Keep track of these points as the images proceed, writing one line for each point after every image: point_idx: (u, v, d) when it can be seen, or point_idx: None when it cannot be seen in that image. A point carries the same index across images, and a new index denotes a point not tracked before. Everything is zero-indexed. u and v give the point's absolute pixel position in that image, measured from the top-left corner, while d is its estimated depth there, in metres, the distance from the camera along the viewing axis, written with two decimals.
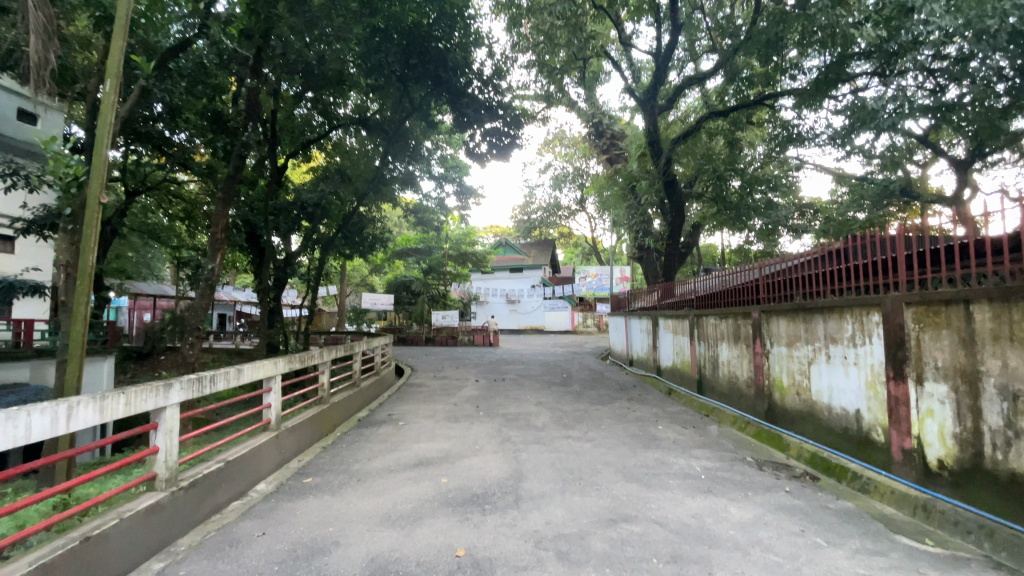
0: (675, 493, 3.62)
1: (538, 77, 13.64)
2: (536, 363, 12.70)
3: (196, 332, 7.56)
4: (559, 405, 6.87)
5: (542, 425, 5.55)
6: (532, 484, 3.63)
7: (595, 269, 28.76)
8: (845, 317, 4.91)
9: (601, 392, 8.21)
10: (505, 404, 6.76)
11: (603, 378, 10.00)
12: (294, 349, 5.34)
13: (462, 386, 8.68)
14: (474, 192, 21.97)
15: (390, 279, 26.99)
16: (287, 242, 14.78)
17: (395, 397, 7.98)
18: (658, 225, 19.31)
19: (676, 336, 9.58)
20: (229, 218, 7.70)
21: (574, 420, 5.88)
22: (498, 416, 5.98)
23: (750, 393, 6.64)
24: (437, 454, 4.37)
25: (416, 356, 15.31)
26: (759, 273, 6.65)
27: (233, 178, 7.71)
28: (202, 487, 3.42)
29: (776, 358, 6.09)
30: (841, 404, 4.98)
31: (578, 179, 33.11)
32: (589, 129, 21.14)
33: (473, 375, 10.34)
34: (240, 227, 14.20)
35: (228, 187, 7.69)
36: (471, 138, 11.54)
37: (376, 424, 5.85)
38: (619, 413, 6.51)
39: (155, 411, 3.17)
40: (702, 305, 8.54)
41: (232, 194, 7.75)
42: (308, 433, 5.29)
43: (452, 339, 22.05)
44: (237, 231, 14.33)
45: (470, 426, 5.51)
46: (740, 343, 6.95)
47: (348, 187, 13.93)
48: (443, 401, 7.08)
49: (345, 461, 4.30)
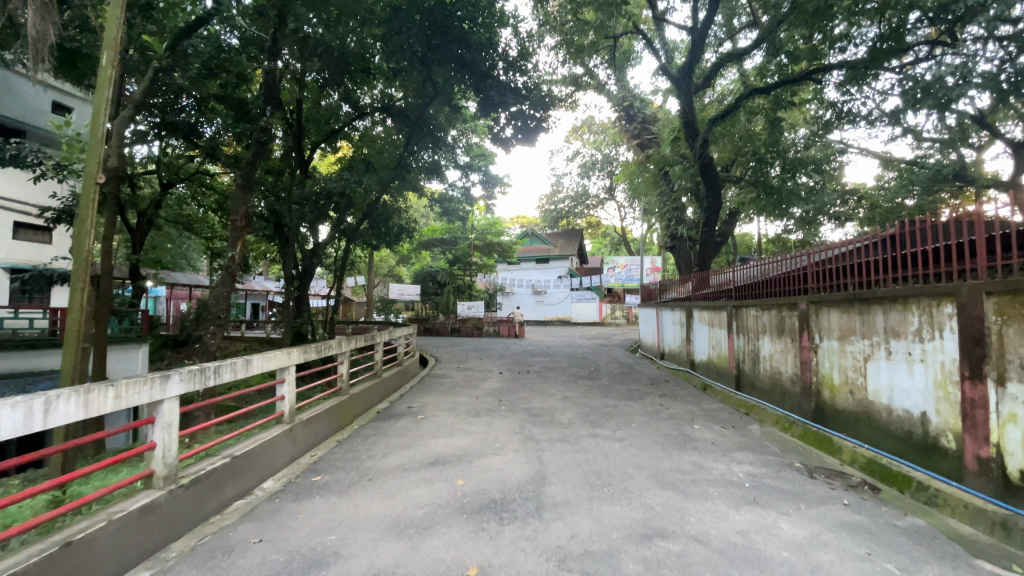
0: (717, 503, 3.23)
1: (566, 57, 13.15)
2: (563, 355, 12.35)
3: (217, 320, 7.53)
4: (587, 399, 6.51)
5: (568, 422, 5.21)
6: (556, 489, 3.30)
7: (624, 259, 28.07)
8: (910, 308, 4.38)
9: (631, 386, 7.80)
10: (529, 398, 6.44)
11: (632, 371, 9.57)
12: (310, 340, 5.15)
13: (485, 378, 8.41)
14: (500, 181, 21.62)
15: (417, 269, 27.00)
16: (314, 232, 14.80)
17: (417, 389, 7.77)
18: (691, 213, 18.61)
19: (712, 328, 9.07)
20: (250, 204, 7.65)
21: (603, 417, 5.51)
22: (521, 411, 5.67)
23: (795, 391, 6.14)
24: (455, 452, 4.08)
25: (441, 346, 15.17)
26: (806, 260, 6.11)
27: (252, 163, 7.60)
28: (205, 485, 3.23)
29: (826, 353, 5.57)
30: (902, 404, 4.47)
31: (607, 166, 32.35)
32: (620, 114, 20.43)
33: (497, 366, 10.06)
34: (267, 217, 14.27)
35: (247, 173, 7.60)
36: (497, 122, 11.16)
37: (394, 417, 5.62)
38: (650, 410, 6.10)
39: (152, 405, 2.98)
40: (741, 296, 8.01)
41: (254, 180, 7.67)
42: (325, 426, 5.10)
43: (477, 329, 21.90)
44: (264, 221, 14.40)
45: (492, 421, 5.21)
46: (784, 337, 6.44)
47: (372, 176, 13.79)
48: (465, 394, 6.81)
49: (358, 457, 4.07)
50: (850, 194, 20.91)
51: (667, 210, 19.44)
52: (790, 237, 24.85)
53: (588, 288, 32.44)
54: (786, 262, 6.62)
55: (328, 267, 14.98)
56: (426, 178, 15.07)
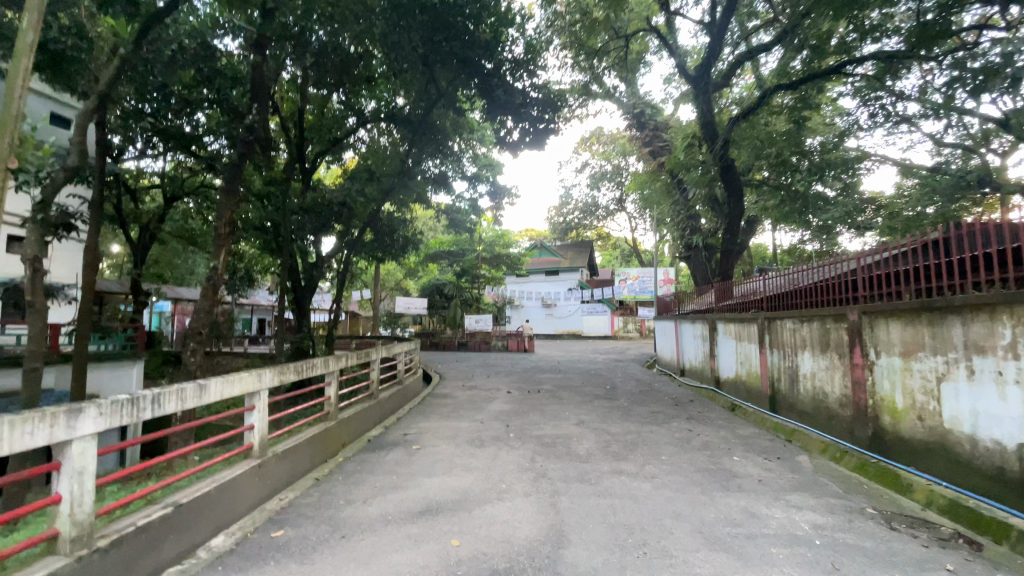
0: (787, 573, 2.48)
1: (574, 60, 12.65)
2: (575, 372, 11.60)
3: (197, 336, 6.71)
4: (607, 425, 5.76)
5: (586, 454, 4.47)
6: (577, 554, 2.57)
7: (636, 271, 27.29)
8: (999, 319, 3.63)
9: (654, 407, 7.04)
10: (541, 423, 5.70)
11: (652, 390, 8.79)
12: (291, 358, 4.53)
13: (492, 398, 7.70)
14: (508, 192, 21.10)
15: (424, 283, 26.45)
16: (318, 245, 14.30)
17: (416, 412, 7.07)
18: (707, 221, 17.91)
19: (739, 343, 8.30)
20: (235, 210, 6.98)
21: (626, 447, 4.77)
22: (531, 440, 4.95)
23: (846, 415, 5.36)
24: (452, 496, 3.37)
25: (447, 362, 14.49)
26: (855, 264, 5.37)
27: (237, 164, 6.99)
28: (131, 544, 2.56)
29: (884, 371, 4.81)
30: (990, 435, 3.70)
31: (618, 177, 31.78)
32: (630, 121, 19.91)
33: (505, 384, 9.34)
34: (267, 229, 13.79)
35: (233, 173, 7.02)
36: (504, 126, 10.60)
37: (386, 446, 4.93)
38: (680, 438, 5.33)
39: (58, 447, 2.34)
40: (775, 307, 7.25)
41: (241, 182, 7.09)
42: (305, 458, 4.41)
43: (486, 344, 21.20)
44: (265, 232, 13.92)
45: (497, 453, 4.49)
46: (830, 353, 5.67)
47: (375, 185, 13.26)
48: (469, 418, 6.09)
49: (335, 502, 3.37)
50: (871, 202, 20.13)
51: (681, 219, 18.73)
52: (807, 247, 24.04)
53: (599, 300, 31.67)
54: (828, 268, 5.89)
55: (331, 281, 14.45)
56: (432, 188, 14.60)
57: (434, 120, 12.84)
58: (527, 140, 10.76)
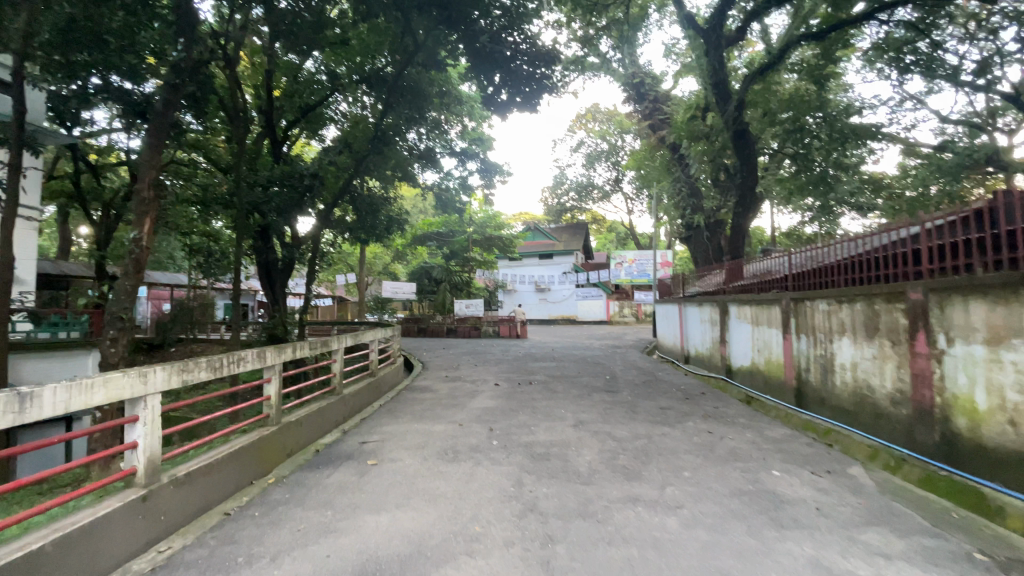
0: None
1: (570, 15, 11.48)
2: (571, 359, 10.65)
3: (118, 322, 5.67)
4: (612, 428, 4.76)
5: (587, 470, 3.50)
6: None
7: (633, 254, 26.33)
8: None
9: (663, 402, 6.07)
10: (531, 426, 4.69)
11: (656, 381, 7.85)
12: (206, 351, 3.52)
13: (476, 392, 6.72)
14: (499, 169, 19.92)
15: (412, 266, 25.28)
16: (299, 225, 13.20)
17: (387, 409, 6.08)
18: (710, 199, 16.94)
19: (756, 328, 7.33)
20: (159, 168, 5.82)
21: (637, 459, 3.79)
22: (518, 449, 3.98)
23: (906, 416, 4.40)
24: (401, 549, 2.37)
25: (433, 349, 13.50)
26: (914, 231, 4.39)
27: (160, 113, 5.83)
28: None
29: (959, 363, 3.86)
30: None
31: (614, 156, 30.65)
32: (629, 94, 18.84)
33: (493, 374, 8.37)
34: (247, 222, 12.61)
35: (158, 127, 5.87)
36: (491, 84, 9.43)
37: (335, 458, 3.92)
38: (700, 444, 4.36)
39: None
40: (801, 286, 6.27)
41: (168, 136, 5.97)
42: (219, 481, 3.39)
43: (476, 330, 20.20)
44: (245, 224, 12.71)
45: (473, 470, 3.50)
46: (880, 340, 4.71)
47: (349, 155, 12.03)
48: (445, 419, 5.06)
49: (230, 561, 2.33)
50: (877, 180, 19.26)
51: (682, 197, 17.72)
52: (806, 229, 23.25)
53: (594, 284, 30.74)
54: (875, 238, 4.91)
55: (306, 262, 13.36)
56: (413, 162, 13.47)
57: (410, 77, 11.64)
58: (518, 97, 9.56)
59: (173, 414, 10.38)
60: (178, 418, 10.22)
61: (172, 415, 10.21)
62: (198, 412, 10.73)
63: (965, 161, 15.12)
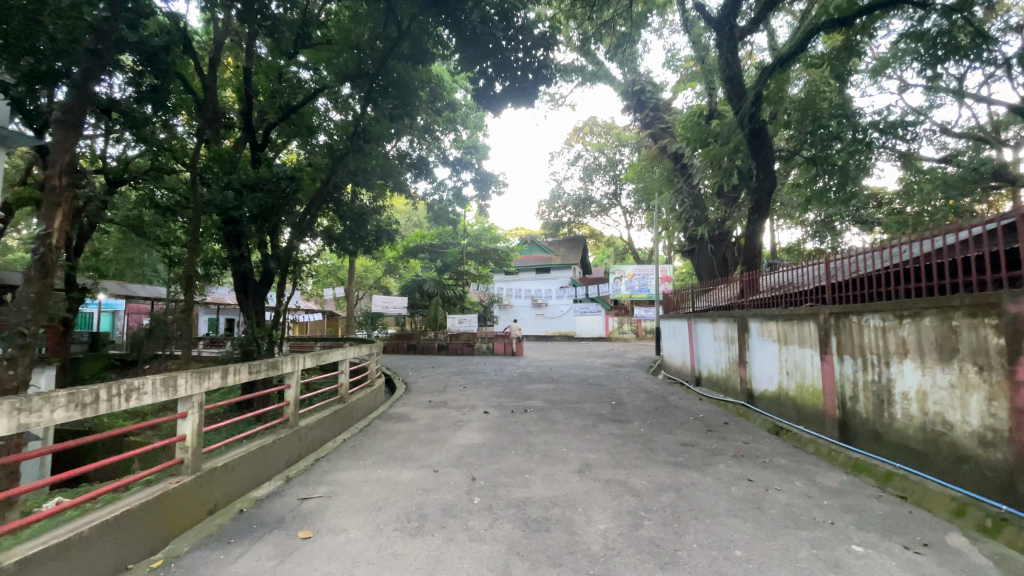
0: None
1: (570, 11, 10.77)
2: (570, 381, 9.64)
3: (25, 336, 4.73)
4: (627, 475, 3.77)
5: (601, 549, 2.52)
6: None
7: (633, 268, 25.54)
8: None
9: (683, 438, 5.08)
10: (524, 474, 3.69)
11: (669, 407, 6.87)
12: (72, 383, 2.55)
13: (461, 421, 5.73)
14: (495, 179, 19.11)
15: (404, 280, 24.27)
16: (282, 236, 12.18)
17: (352, 443, 5.06)
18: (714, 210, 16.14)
19: (784, 347, 6.37)
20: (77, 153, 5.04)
21: (667, 529, 2.81)
22: (507, 510, 3.00)
23: (1003, 462, 3.45)
24: None
25: (421, 367, 12.48)
26: (994, 229, 3.61)
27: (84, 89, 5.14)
28: None
29: None
30: None
31: (613, 169, 30.05)
32: (630, 102, 18.15)
33: (483, 398, 7.37)
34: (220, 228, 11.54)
35: (74, 102, 4.98)
36: (482, 75, 8.56)
37: (260, 523, 2.91)
38: (743, 501, 3.37)
39: None
40: (840, 299, 5.37)
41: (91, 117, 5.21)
42: (79, 565, 2.39)
43: (469, 346, 19.17)
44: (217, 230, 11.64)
45: (443, 548, 2.51)
46: (960, 364, 3.80)
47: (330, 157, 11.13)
48: (417, 461, 4.07)
49: None
50: (882, 193, 18.68)
51: (684, 208, 17.07)
52: (807, 245, 22.63)
53: (592, 300, 29.86)
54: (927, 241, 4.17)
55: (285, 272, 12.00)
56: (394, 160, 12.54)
57: (391, 71, 10.75)
58: (512, 88, 8.64)
59: (133, 436, 9.29)
60: (138, 441, 9.11)
61: (132, 436, 9.11)
62: (160, 435, 9.64)
63: (972, 173, 14.51)
